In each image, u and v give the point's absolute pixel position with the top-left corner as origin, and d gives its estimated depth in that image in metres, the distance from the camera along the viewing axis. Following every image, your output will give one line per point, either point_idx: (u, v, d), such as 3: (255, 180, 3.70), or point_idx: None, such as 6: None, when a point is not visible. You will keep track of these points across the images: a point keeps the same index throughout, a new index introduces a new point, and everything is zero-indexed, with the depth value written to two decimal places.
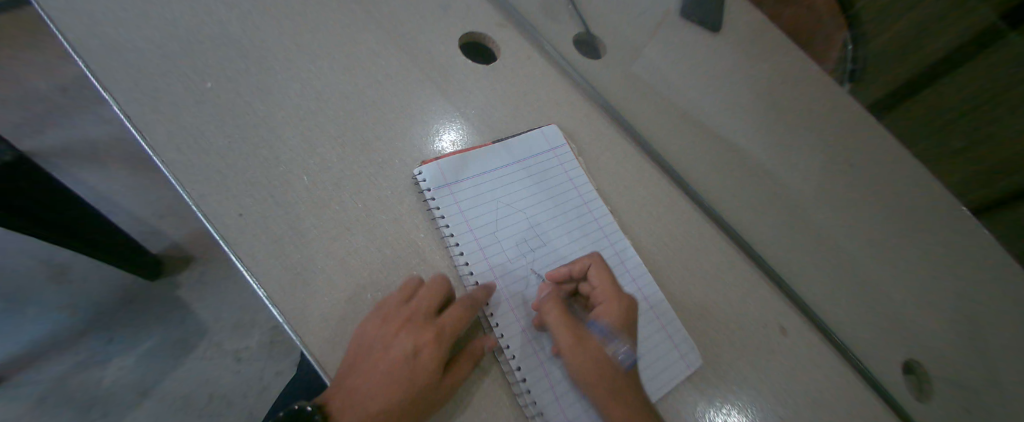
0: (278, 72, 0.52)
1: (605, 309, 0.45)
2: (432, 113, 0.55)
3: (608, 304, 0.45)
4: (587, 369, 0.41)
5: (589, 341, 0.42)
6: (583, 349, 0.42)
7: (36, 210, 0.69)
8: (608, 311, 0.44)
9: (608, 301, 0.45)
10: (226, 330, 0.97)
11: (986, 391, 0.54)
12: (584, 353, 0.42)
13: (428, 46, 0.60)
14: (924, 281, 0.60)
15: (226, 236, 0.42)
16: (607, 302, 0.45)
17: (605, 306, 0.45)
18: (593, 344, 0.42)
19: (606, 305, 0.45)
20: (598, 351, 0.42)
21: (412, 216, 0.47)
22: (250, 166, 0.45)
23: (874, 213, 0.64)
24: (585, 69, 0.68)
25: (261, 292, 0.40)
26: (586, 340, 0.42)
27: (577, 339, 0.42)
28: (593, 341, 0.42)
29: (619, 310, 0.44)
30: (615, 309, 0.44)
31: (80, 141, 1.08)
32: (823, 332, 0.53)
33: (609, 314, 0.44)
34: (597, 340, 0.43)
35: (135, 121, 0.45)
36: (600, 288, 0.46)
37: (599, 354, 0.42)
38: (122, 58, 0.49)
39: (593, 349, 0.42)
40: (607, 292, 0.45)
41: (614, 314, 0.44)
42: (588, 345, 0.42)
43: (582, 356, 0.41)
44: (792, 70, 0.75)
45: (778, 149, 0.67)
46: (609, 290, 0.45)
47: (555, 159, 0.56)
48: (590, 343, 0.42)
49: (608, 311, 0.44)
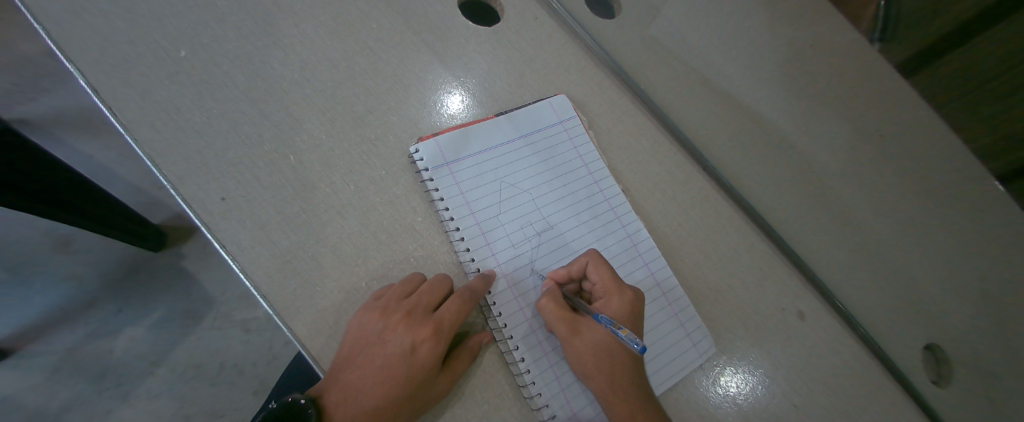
0: (258, 36, 0.47)
1: (605, 302, 0.41)
2: (429, 81, 0.50)
3: (608, 297, 0.41)
4: (590, 364, 0.39)
5: (588, 334, 0.40)
6: (581, 343, 0.39)
7: (39, 186, 0.68)
8: (608, 304, 0.41)
9: (608, 294, 0.41)
10: (232, 302, 0.97)
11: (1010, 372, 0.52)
12: (582, 348, 0.39)
13: (424, 5, 0.54)
14: (954, 260, 0.57)
15: (209, 222, 0.39)
16: (607, 296, 0.41)
17: (604, 300, 0.41)
18: (592, 339, 0.40)
19: (606, 299, 0.41)
20: (597, 346, 0.39)
21: (408, 198, 0.44)
22: (232, 145, 0.42)
23: (904, 188, 0.60)
24: (598, 30, 0.62)
25: (248, 282, 0.38)
26: (585, 335, 0.40)
27: (574, 333, 0.39)
28: (592, 335, 0.40)
29: (620, 303, 0.41)
30: (616, 303, 0.41)
31: (68, 107, 1.03)
32: (845, 315, 0.51)
33: (610, 308, 0.41)
34: (597, 335, 0.40)
35: (103, 94, 0.42)
36: (599, 281, 0.42)
37: (599, 348, 0.39)
38: (85, 23, 0.44)
39: (592, 343, 0.40)
40: (607, 284, 0.41)
41: (615, 308, 0.41)
42: (587, 339, 0.40)
43: (580, 350, 0.39)
44: (827, 29, 0.68)
45: (802, 121, 0.63)
46: (609, 283, 0.41)
47: (563, 133, 0.51)
48: (589, 337, 0.40)
49: (608, 305, 0.41)
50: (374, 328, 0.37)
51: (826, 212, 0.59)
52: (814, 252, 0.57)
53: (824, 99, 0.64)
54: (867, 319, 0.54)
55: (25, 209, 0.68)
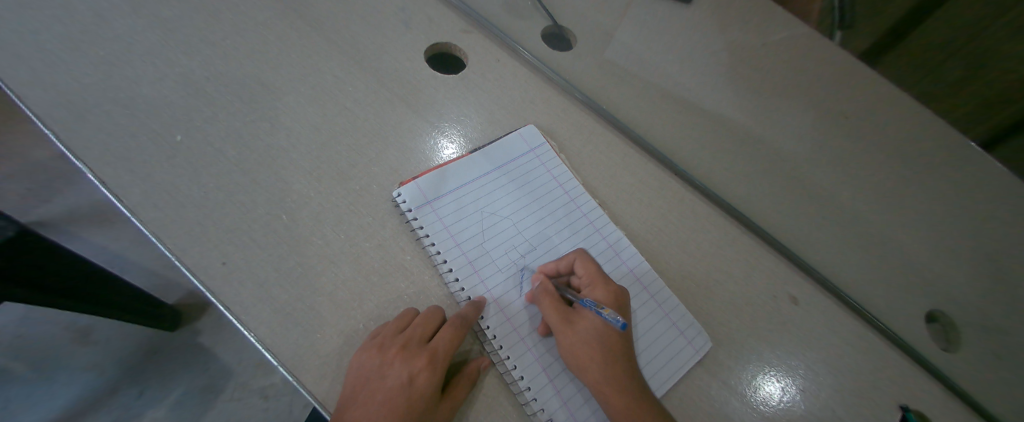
0: (247, 112, 0.52)
1: (591, 292, 0.44)
2: (406, 130, 0.54)
3: (594, 286, 0.44)
4: (584, 352, 0.40)
5: (580, 323, 0.42)
6: (574, 333, 0.41)
7: (49, 279, 0.70)
8: (595, 293, 0.44)
9: (594, 284, 0.44)
10: (249, 371, 0.99)
11: (1008, 331, 0.53)
12: (576, 337, 0.41)
13: (393, 64, 0.60)
14: (933, 228, 0.59)
15: (213, 286, 0.42)
16: (594, 285, 0.44)
17: (591, 289, 0.44)
18: (584, 327, 0.41)
19: (592, 288, 0.44)
20: (590, 333, 0.41)
21: (396, 240, 0.46)
22: (229, 213, 0.45)
23: (870, 166, 0.63)
24: (558, 61, 0.66)
25: (253, 338, 0.40)
26: (577, 324, 0.42)
27: (566, 323, 0.41)
28: (584, 323, 0.42)
29: (606, 292, 0.44)
30: (602, 291, 0.44)
31: (82, 203, 1.10)
32: (835, 294, 0.52)
33: (595, 295, 0.43)
34: (587, 321, 0.42)
35: (110, 184, 0.46)
36: (586, 273, 0.45)
37: (591, 336, 0.41)
38: (92, 124, 0.49)
39: (585, 332, 0.41)
40: (592, 275, 0.45)
41: (601, 294, 0.43)
42: (579, 328, 0.41)
43: (573, 340, 0.41)
44: (772, 32, 0.74)
45: (764, 115, 0.66)
46: (594, 274, 0.45)
47: (536, 159, 0.55)
48: (581, 326, 0.41)
49: (595, 294, 0.44)
50: (373, 365, 0.38)
51: (806, 197, 0.60)
52: (802, 235, 0.57)
53: (781, 92, 0.68)
54: (865, 295, 0.54)
55: (42, 305, 0.71)
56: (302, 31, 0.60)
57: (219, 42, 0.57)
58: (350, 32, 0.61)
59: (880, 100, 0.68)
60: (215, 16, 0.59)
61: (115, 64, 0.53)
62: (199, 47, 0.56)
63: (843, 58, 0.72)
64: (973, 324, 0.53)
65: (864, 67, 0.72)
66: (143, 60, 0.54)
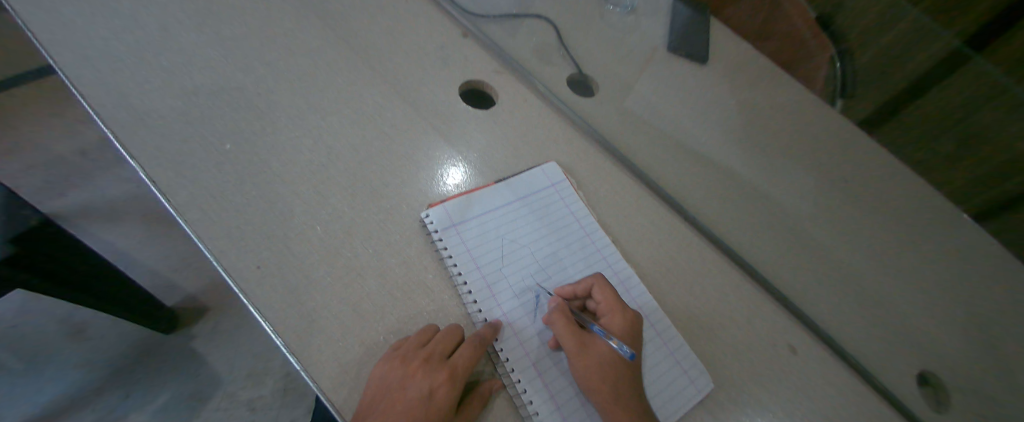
0: (292, 128, 0.56)
1: (609, 319, 0.46)
2: (436, 156, 0.58)
3: (611, 314, 0.46)
4: (593, 376, 0.42)
5: (594, 348, 0.44)
6: (587, 356, 0.43)
7: (53, 266, 0.70)
8: (611, 320, 0.46)
9: (612, 312, 0.46)
10: (240, 380, 0.98)
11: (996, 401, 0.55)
12: (589, 360, 0.43)
13: (429, 95, 0.64)
14: (926, 292, 0.62)
15: (245, 288, 0.44)
16: (611, 314, 0.46)
17: (608, 317, 0.46)
18: (598, 352, 0.44)
19: (609, 316, 0.46)
20: (601, 359, 0.43)
21: (420, 258, 0.49)
22: (267, 220, 0.48)
23: (866, 228, 0.66)
24: (579, 106, 0.71)
25: (279, 341, 0.41)
26: (591, 348, 0.44)
27: (581, 347, 0.43)
28: (598, 348, 0.44)
29: (622, 321, 0.46)
30: (618, 320, 0.46)
31: (101, 199, 1.13)
32: (833, 348, 0.54)
33: (612, 323, 0.46)
34: (600, 347, 0.44)
35: (159, 184, 0.49)
36: (604, 301, 0.47)
37: (605, 361, 0.43)
38: (149, 127, 0.53)
39: (596, 357, 0.43)
40: (610, 303, 0.47)
41: (616, 323, 0.46)
42: (593, 352, 0.44)
43: (587, 363, 0.43)
44: (778, 96, 0.80)
45: (768, 172, 0.70)
46: (612, 303, 0.47)
47: (556, 194, 0.58)
48: (593, 350, 0.44)
49: (610, 322, 0.46)
50: (394, 376, 0.40)
51: (806, 252, 0.63)
52: (802, 289, 0.60)
53: (786, 152, 0.72)
54: (861, 353, 0.55)
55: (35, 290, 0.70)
56: (348, 59, 0.65)
57: (272, 63, 0.62)
58: (392, 64, 0.67)
59: (877, 167, 0.73)
60: (270, 39, 0.65)
61: (176, 75, 0.58)
62: (254, 65, 0.61)
63: (844, 125, 0.77)
64: (960, 390, 0.55)
65: (863, 136, 0.77)
66: (202, 73, 0.59)
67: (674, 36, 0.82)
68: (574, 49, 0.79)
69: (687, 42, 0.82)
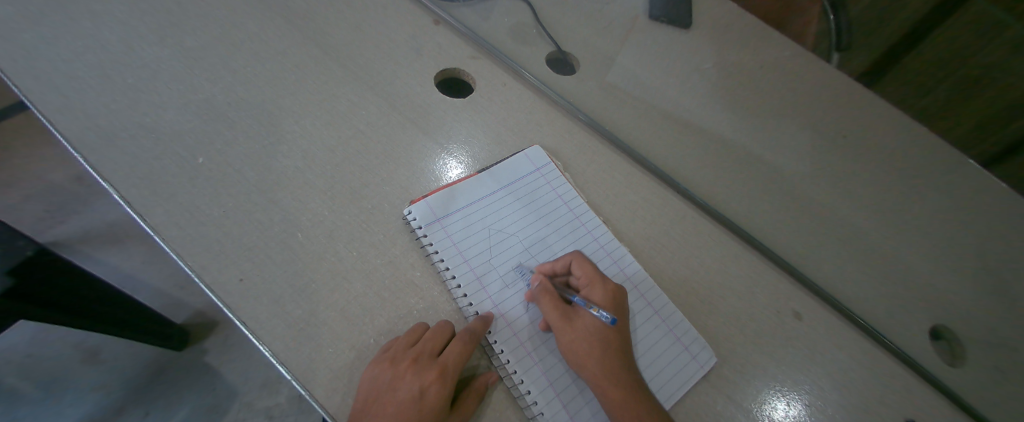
0: (265, 136, 0.55)
1: (590, 292, 0.45)
2: (416, 150, 0.57)
3: (591, 286, 0.45)
4: (580, 350, 0.42)
5: (578, 321, 0.43)
6: (572, 330, 0.43)
7: (56, 296, 0.70)
8: (592, 293, 0.45)
9: (591, 284, 0.45)
10: (254, 391, 0.99)
11: (1009, 347, 0.54)
12: (574, 334, 0.43)
13: (405, 88, 0.63)
14: (932, 244, 0.60)
15: (230, 302, 0.43)
16: (591, 285, 0.45)
17: (588, 289, 0.45)
18: (582, 325, 0.43)
19: (590, 288, 0.45)
20: (586, 331, 0.43)
21: (406, 256, 0.48)
22: (247, 232, 0.47)
23: (867, 183, 0.64)
24: (560, 84, 0.69)
25: (268, 352, 0.41)
26: (575, 321, 0.43)
27: (565, 322, 0.43)
28: (581, 321, 0.43)
29: (603, 292, 0.45)
30: (599, 291, 0.45)
31: (97, 224, 1.13)
32: (838, 310, 0.52)
33: (593, 295, 0.45)
34: (583, 320, 0.44)
35: (135, 204, 0.48)
36: (583, 274, 0.46)
37: (590, 332, 0.43)
38: (120, 147, 0.51)
39: (581, 329, 0.43)
40: (589, 275, 0.46)
41: (598, 294, 0.45)
42: (577, 325, 0.43)
43: (573, 338, 0.42)
44: (768, 54, 0.77)
45: (763, 134, 0.67)
46: (591, 274, 0.46)
47: (541, 178, 0.56)
48: (577, 323, 0.43)
49: (591, 293, 0.45)
50: (385, 378, 0.39)
51: (807, 214, 0.61)
52: (803, 252, 0.58)
53: (780, 113, 0.69)
54: (868, 312, 0.54)
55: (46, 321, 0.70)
56: (319, 58, 0.64)
57: (241, 70, 0.60)
58: (363, 59, 0.65)
59: (876, 119, 0.70)
60: (237, 46, 0.63)
61: (142, 91, 0.57)
62: (222, 74, 0.59)
63: (840, 79, 0.75)
64: (974, 340, 0.54)
65: (859, 88, 0.74)
66: (169, 86, 0.57)
67: (655, 3, 0.79)
68: (553, 26, 0.76)
69: (669, 8, 0.79)
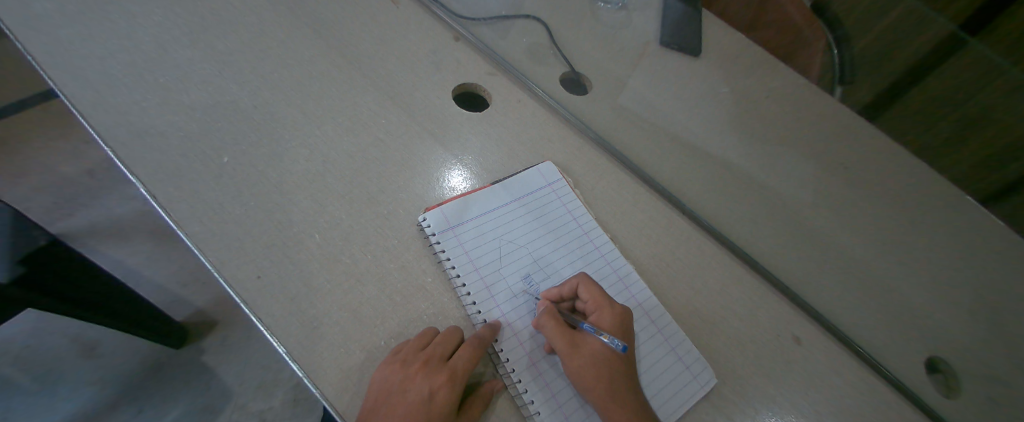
0: (287, 139, 0.57)
1: (598, 317, 0.46)
2: (432, 160, 0.58)
3: (600, 311, 0.46)
4: (587, 374, 0.42)
5: (585, 346, 0.44)
6: (579, 356, 0.43)
7: (64, 287, 0.71)
8: (599, 318, 0.46)
9: (599, 309, 0.46)
10: (250, 392, 0.98)
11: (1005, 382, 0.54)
12: (581, 360, 0.43)
13: (424, 100, 0.65)
14: (931, 277, 0.61)
15: (246, 298, 0.44)
16: (599, 310, 0.46)
17: (596, 314, 0.46)
18: (589, 350, 0.44)
19: (598, 314, 0.46)
20: (593, 357, 0.43)
21: (418, 262, 0.49)
22: (265, 231, 0.49)
23: (867, 214, 0.66)
24: (572, 104, 0.72)
25: (281, 349, 0.42)
26: (582, 348, 0.44)
27: (572, 347, 0.43)
28: (589, 346, 0.44)
29: (611, 316, 0.46)
30: (606, 316, 0.46)
31: (107, 217, 1.15)
32: (837, 337, 0.53)
33: (601, 321, 0.46)
34: (590, 345, 0.44)
35: (159, 199, 0.49)
36: (590, 298, 0.47)
37: (596, 358, 0.43)
38: (148, 144, 0.53)
39: (588, 355, 0.43)
40: (597, 300, 0.47)
41: (605, 319, 0.46)
42: (584, 350, 0.43)
43: (580, 363, 0.43)
44: (774, 84, 0.79)
45: (766, 162, 0.70)
46: (599, 299, 0.47)
47: (552, 193, 0.58)
48: (584, 349, 0.44)
49: (599, 318, 0.46)
50: (395, 379, 0.40)
51: (809, 242, 0.63)
52: (803, 278, 0.59)
53: (785, 141, 0.71)
54: (865, 341, 0.55)
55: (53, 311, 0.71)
56: (343, 68, 0.66)
57: (267, 76, 0.63)
58: (384, 71, 0.67)
59: (877, 152, 0.72)
60: (264, 52, 0.65)
61: (172, 90, 0.59)
62: (249, 79, 0.62)
63: (843, 112, 0.77)
64: (969, 374, 0.55)
65: (860, 122, 0.76)
66: (198, 87, 0.60)
67: (666, 30, 0.82)
68: (566, 48, 0.79)
69: (679, 36, 0.82)
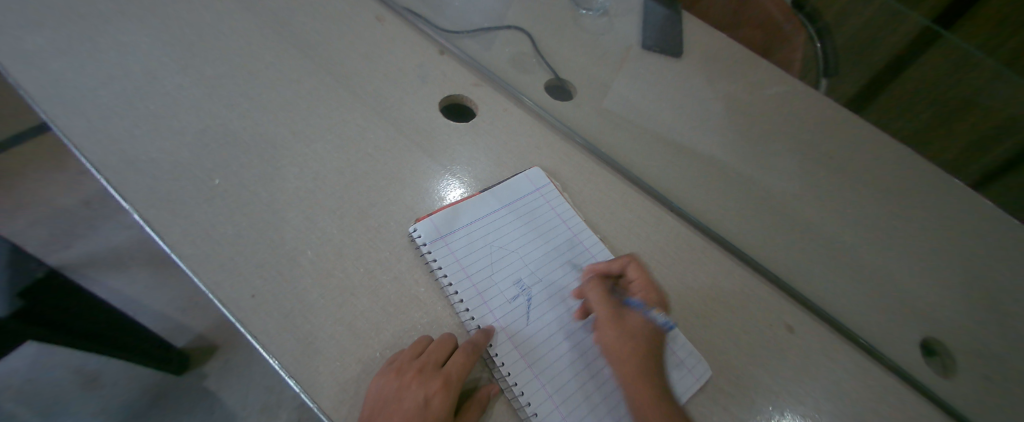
0: (277, 159, 0.58)
1: (643, 295, 0.49)
2: (421, 172, 0.59)
3: (644, 289, 0.49)
4: (620, 344, 0.45)
5: (628, 317, 0.47)
6: (623, 324, 0.46)
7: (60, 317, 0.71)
8: (644, 296, 0.49)
9: (645, 287, 0.49)
10: (253, 415, 0.98)
11: (999, 361, 0.55)
12: (620, 329, 0.46)
13: (410, 114, 0.66)
14: (920, 260, 0.62)
15: (241, 317, 0.45)
16: (643, 289, 0.49)
17: (641, 292, 0.49)
18: (632, 322, 0.46)
19: (642, 291, 0.49)
20: (635, 328, 0.46)
21: (411, 272, 0.50)
22: (258, 250, 0.49)
23: (853, 202, 0.67)
24: (558, 110, 0.73)
25: (277, 365, 0.42)
26: (626, 318, 0.46)
27: (617, 316, 0.46)
28: (633, 318, 0.47)
29: (655, 296, 0.49)
30: (652, 295, 0.49)
31: (105, 247, 1.15)
32: (830, 323, 0.54)
33: (647, 298, 0.48)
34: (635, 317, 0.47)
35: (152, 223, 0.50)
36: (636, 277, 0.50)
37: (638, 329, 0.46)
38: (140, 170, 0.54)
39: (631, 325, 0.46)
40: (644, 279, 0.49)
41: (651, 297, 0.48)
42: (627, 321, 0.46)
43: (621, 332, 0.45)
44: (755, 81, 0.81)
45: (752, 156, 0.71)
46: (648, 279, 0.50)
47: (541, 197, 0.59)
48: (628, 319, 0.46)
49: (646, 296, 0.49)
50: (390, 389, 0.40)
51: (797, 233, 0.63)
52: (794, 268, 0.60)
53: (768, 136, 0.73)
54: (860, 327, 0.55)
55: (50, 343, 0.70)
56: (331, 86, 0.67)
57: (256, 98, 0.64)
58: (372, 87, 0.69)
59: (859, 141, 0.73)
60: (253, 75, 0.67)
61: (163, 117, 0.60)
62: (238, 102, 0.63)
63: (824, 103, 0.78)
64: (965, 353, 0.55)
65: (841, 112, 0.78)
66: (188, 113, 0.61)
67: (647, 34, 0.84)
68: (550, 56, 0.80)
69: (660, 38, 0.84)
